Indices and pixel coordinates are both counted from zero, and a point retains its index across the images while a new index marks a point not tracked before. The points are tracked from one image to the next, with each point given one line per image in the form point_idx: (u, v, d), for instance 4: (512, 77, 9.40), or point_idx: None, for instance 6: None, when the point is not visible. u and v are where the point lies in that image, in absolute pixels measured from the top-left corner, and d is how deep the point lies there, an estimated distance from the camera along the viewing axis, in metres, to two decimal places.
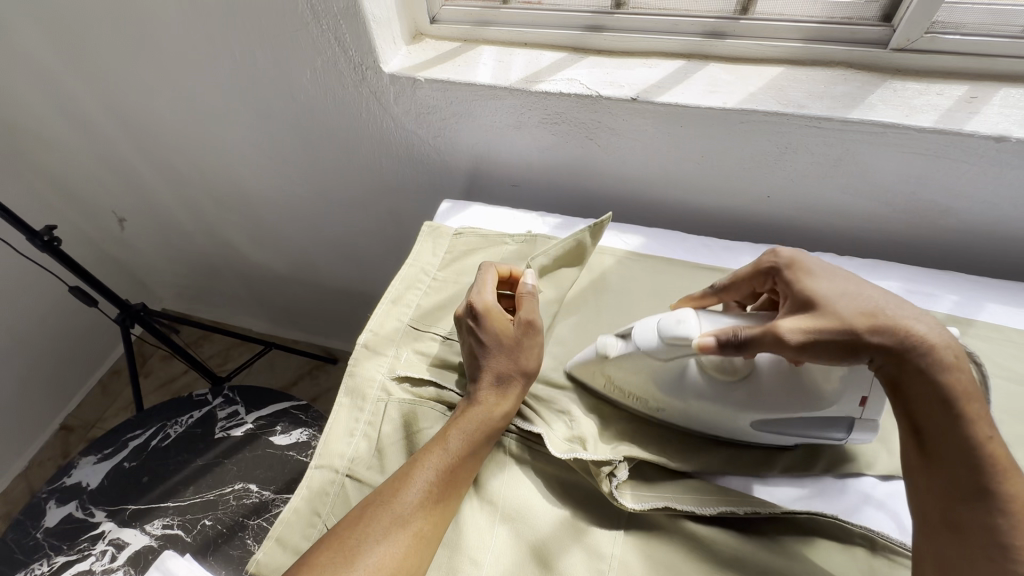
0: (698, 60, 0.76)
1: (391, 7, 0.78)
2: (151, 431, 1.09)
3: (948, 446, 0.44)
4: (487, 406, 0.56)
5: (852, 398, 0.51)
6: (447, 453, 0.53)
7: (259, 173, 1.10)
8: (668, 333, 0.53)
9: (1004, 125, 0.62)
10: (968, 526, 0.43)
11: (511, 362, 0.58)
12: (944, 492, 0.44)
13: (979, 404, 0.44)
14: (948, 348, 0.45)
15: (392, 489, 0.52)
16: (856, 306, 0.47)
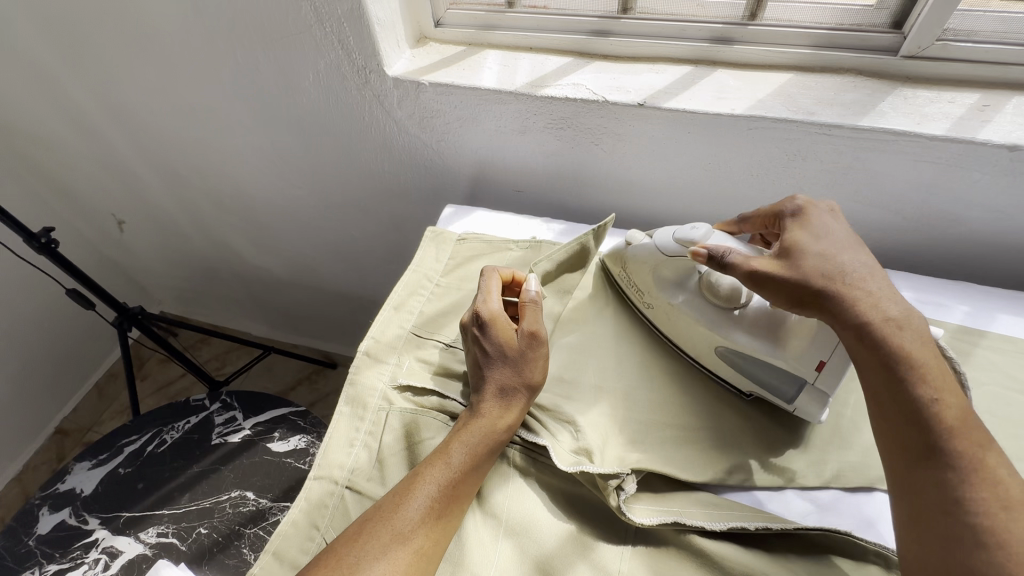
0: (705, 66, 0.75)
1: (396, 10, 0.78)
2: (147, 437, 1.07)
3: (896, 404, 0.46)
4: (489, 420, 0.55)
5: (809, 361, 0.54)
6: (449, 468, 0.52)
7: (260, 176, 1.09)
8: (681, 235, 0.60)
9: (1017, 133, 0.61)
10: (917, 480, 0.44)
11: (517, 374, 0.57)
12: (899, 448, 0.45)
13: (932, 365, 0.46)
14: (895, 312, 0.48)
15: (392, 503, 0.51)
16: (819, 260, 0.52)
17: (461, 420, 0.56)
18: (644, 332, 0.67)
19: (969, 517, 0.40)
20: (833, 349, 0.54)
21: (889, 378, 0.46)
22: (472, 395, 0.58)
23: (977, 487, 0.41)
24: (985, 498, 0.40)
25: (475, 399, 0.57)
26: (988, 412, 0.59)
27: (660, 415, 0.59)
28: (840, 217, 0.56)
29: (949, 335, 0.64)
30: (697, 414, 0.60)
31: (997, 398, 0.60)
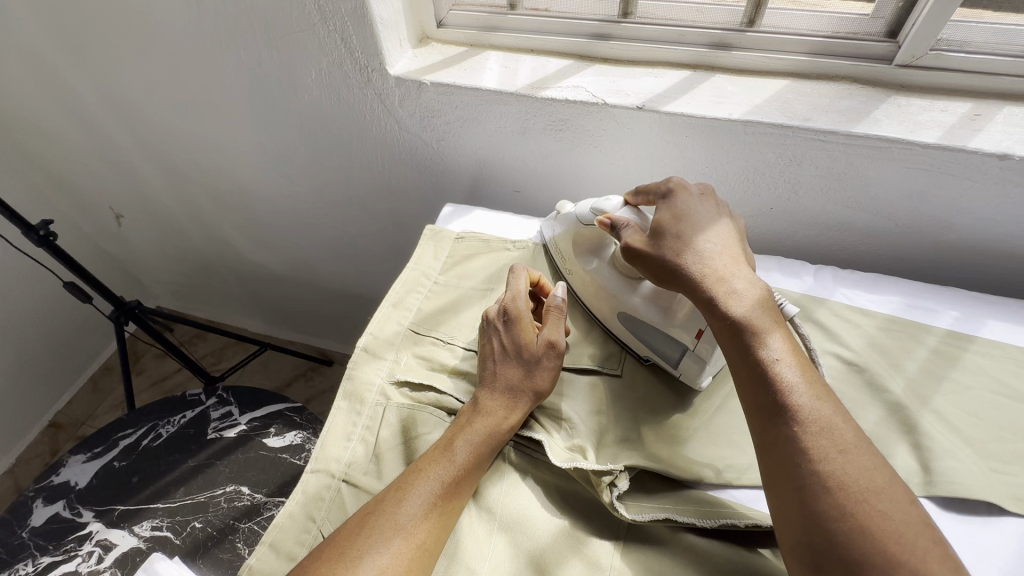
0: (704, 71, 0.76)
1: (399, 10, 0.78)
2: (142, 431, 1.08)
3: (745, 368, 0.50)
4: (493, 416, 0.56)
5: (688, 329, 0.58)
6: (453, 464, 0.53)
7: (259, 172, 1.10)
8: (597, 205, 0.66)
9: (1007, 143, 0.62)
10: (771, 437, 0.46)
11: (525, 374, 0.58)
12: (755, 413, 0.48)
13: (775, 329, 0.51)
14: (742, 280, 0.54)
15: (395, 497, 0.51)
16: (676, 237, 0.57)
17: (464, 413, 0.57)
18: None
19: (813, 464, 0.43)
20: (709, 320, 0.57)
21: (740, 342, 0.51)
22: (477, 389, 0.59)
23: (818, 434, 0.44)
24: (825, 444, 0.44)
25: (480, 394, 0.58)
26: (976, 416, 0.60)
27: (653, 414, 0.60)
28: (710, 199, 0.61)
29: (939, 340, 0.65)
30: (691, 414, 0.60)
31: (983, 401, 0.61)
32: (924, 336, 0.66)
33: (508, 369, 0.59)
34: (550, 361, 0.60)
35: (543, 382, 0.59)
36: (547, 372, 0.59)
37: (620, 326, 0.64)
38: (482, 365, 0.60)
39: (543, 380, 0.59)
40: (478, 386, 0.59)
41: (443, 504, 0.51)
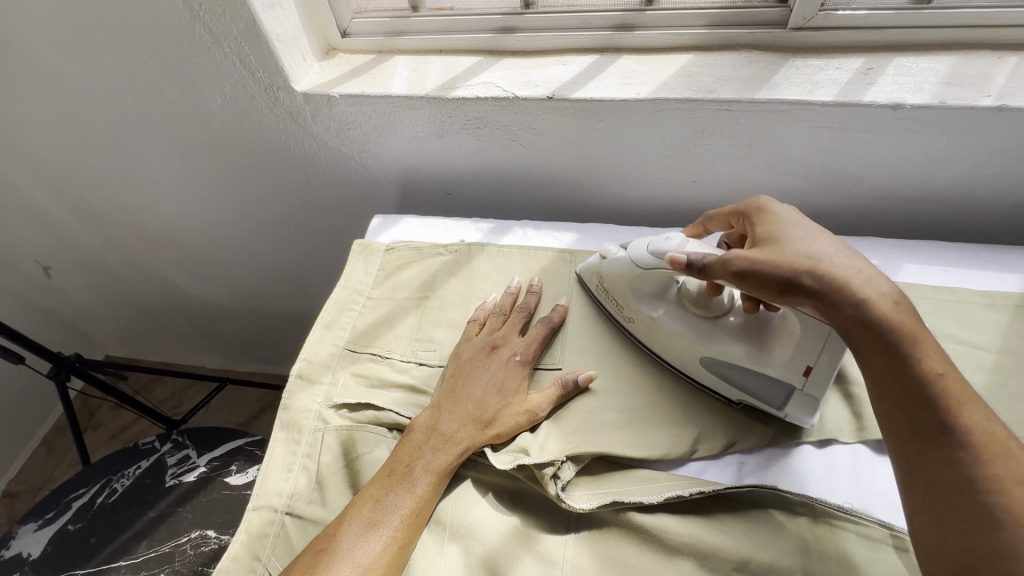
0: (610, 54, 0.77)
1: (296, 24, 0.76)
2: (95, 489, 1.03)
3: (945, 476, 0.38)
4: (453, 438, 0.55)
5: (795, 367, 0.53)
6: (404, 489, 0.52)
7: (184, 206, 1.06)
8: (655, 247, 0.59)
9: (898, 93, 0.65)
10: (925, 461, 0.40)
11: (495, 409, 0.57)
12: (904, 432, 0.41)
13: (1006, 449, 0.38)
14: (958, 384, 0.40)
15: (343, 530, 0.50)
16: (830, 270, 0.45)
17: (408, 427, 0.58)
18: (577, 320, 0.67)
19: (986, 497, 0.37)
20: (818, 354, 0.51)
21: (938, 449, 0.39)
22: (444, 405, 0.58)
23: (991, 462, 0.37)
24: (999, 473, 0.37)
25: (450, 411, 0.57)
26: None
27: (597, 399, 0.60)
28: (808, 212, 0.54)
29: None
30: (635, 392, 0.60)
31: None
32: None
33: (484, 402, 0.58)
34: (523, 405, 0.58)
35: (507, 433, 0.56)
36: (516, 427, 0.56)
37: (701, 370, 0.59)
38: (465, 385, 0.59)
39: (507, 432, 0.56)
40: (450, 405, 0.58)
41: (396, 527, 0.50)
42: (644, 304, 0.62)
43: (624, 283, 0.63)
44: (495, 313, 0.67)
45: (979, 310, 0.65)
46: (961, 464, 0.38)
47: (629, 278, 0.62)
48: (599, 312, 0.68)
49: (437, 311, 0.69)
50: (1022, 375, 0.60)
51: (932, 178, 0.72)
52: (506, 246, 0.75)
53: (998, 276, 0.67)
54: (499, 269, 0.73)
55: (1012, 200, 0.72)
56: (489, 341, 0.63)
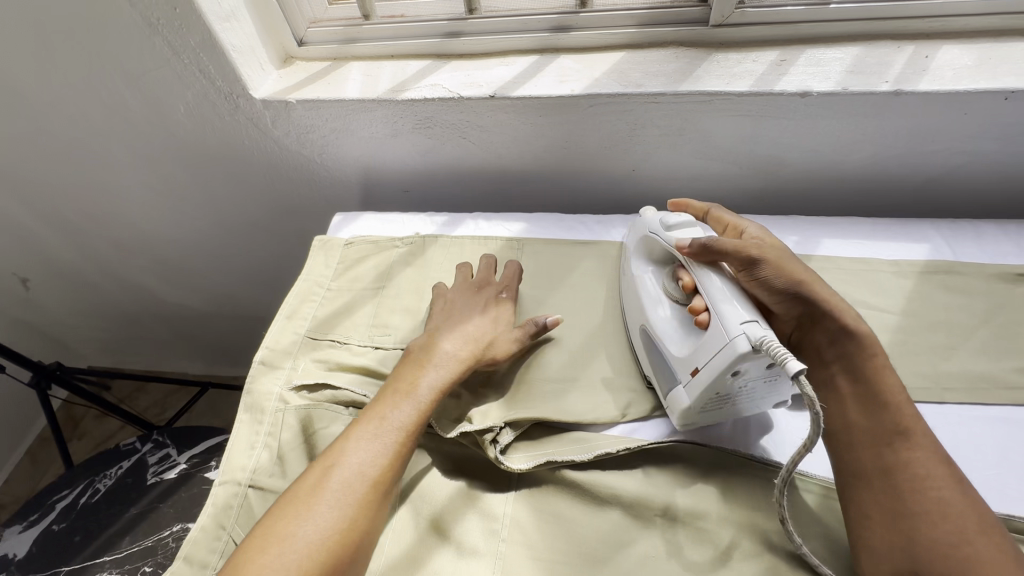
0: (550, 54, 0.82)
1: (252, 34, 0.80)
2: (78, 490, 1.06)
3: (897, 475, 0.48)
4: (450, 356, 0.62)
5: (688, 364, 0.55)
6: (411, 402, 0.57)
7: (156, 213, 1.09)
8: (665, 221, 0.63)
9: (807, 82, 0.70)
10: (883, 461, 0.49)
11: (483, 336, 0.64)
12: (869, 436, 0.51)
13: (940, 454, 0.49)
14: (905, 397, 0.52)
15: (350, 442, 0.54)
16: (827, 294, 0.56)
17: (406, 353, 0.63)
18: (523, 301, 0.73)
19: (936, 492, 0.47)
20: (704, 359, 0.52)
21: (894, 453, 0.49)
22: (436, 333, 0.65)
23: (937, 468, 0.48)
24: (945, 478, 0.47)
25: (443, 337, 0.64)
26: None
27: (537, 372, 0.65)
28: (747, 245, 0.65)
29: None
30: (572, 365, 0.66)
31: None
32: None
33: (472, 331, 0.65)
34: (499, 340, 0.65)
35: (491, 358, 0.64)
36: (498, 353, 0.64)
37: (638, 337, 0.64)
38: (454, 320, 0.66)
39: (492, 356, 0.64)
40: (444, 332, 0.64)
41: (399, 437, 0.55)
42: (636, 266, 0.67)
43: (636, 242, 0.68)
44: (467, 269, 0.73)
45: (887, 278, 0.71)
46: (911, 464, 0.48)
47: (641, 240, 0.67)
48: (542, 294, 0.73)
49: (393, 299, 0.74)
50: (922, 334, 0.66)
51: (847, 159, 0.78)
52: (459, 236, 0.80)
53: (907, 246, 0.74)
54: (451, 258, 0.78)
55: (922, 177, 0.79)
56: (469, 287, 0.70)
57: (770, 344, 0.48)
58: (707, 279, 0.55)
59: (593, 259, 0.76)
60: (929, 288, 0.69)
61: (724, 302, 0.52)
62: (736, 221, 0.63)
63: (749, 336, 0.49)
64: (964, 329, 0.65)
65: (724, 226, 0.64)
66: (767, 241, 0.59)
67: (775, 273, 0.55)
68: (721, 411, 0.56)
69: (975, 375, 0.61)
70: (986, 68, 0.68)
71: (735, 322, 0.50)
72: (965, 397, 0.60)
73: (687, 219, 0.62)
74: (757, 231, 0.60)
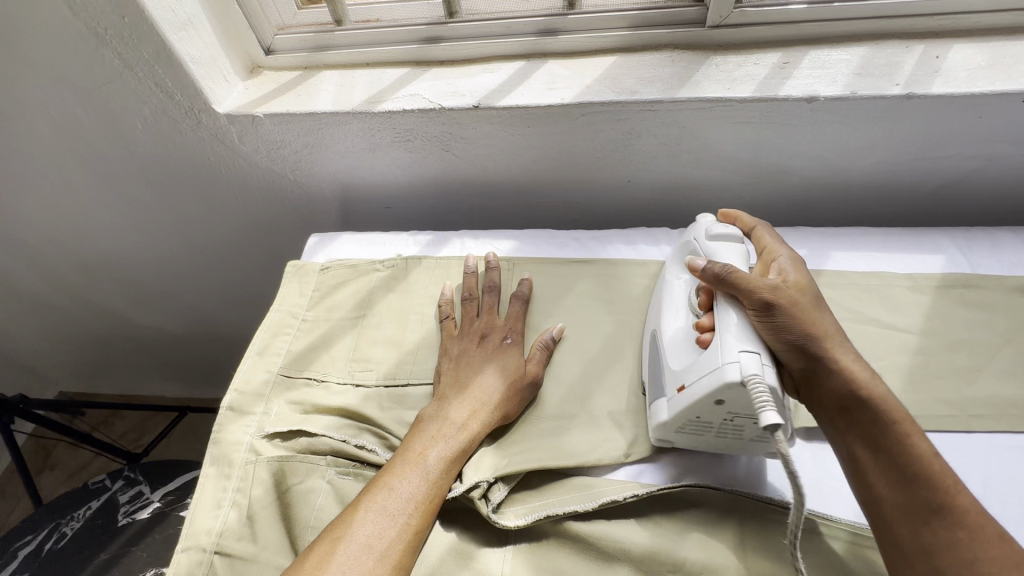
0: (537, 59, 0.77)
1: (213, 44, 0.74)
2: (43, 535, 0.92)
3: (940, 561, 0.41)
4: (462, 420, 0.55)
5: (676, 381, 0.52)
6: (422, 472, 0.51)
7: (120, 235, 1.02)
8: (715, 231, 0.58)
9: (813, 85, 0.66)
10: (916, 540, 0.42)
11: (500, 389, 0.58)
12: (899, 513, 0.43)
13: (985, 527, 0.41)
14: (940, 466, 0.44)
15: (357, 516, 0.48)
16: (840, 349, 0.48)
17: (417, 418, 0.57)
18: None
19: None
20: (694, 376, 0.49)
21: (932, 532, 0.41)
22: (449, 391, 0.58)
23: (982, 545, 0.40)
24: (995, 557, 0.40)
25: (454, 395, 0.57)
26: None
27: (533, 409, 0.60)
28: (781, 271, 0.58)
29: None
30: (570, 400, 0.60)
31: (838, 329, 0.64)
32: None
33: (487, 382, 0.58)
34: (524, 382, 0.59)
35: (511, 409, 0.58)
36: (518, 401, 0.58)
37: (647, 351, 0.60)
38: (467, 373, 0.59)
39: (512, 407, 0.58)
40: (456, 393, 0.58)
41: (411, 513, 0.49)
42: (670, 272, 0.62)
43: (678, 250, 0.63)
44: (470, 304, 0.67)
45: (903, 293, 0.66)
46: (953, 545, 0.41)
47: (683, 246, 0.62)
48: (536, 320, 0.68)
49: (375, 329, 0.68)
50: (943, 355, 0.61)
51: (854, 166, 0.74)
52: (444, 257, 0.74)
53: (921, 258, 0.69)
54: (436, 282, 0.72)
55: (933, 183, 0.75)
56: (478, 329, 0.64)
57: (755, 384, 0.44)
58: (723, 310, 0.50)
59: (588, 279, 0.71)
60: (947, 304, 0.65)
61: (732, 329, 0.48)
62: (773, 245, 0.57)
63: (742, 367, 0.45)
64: (987, 349, 0.61)
65: (762, 249, 0.58)
66: (792, 280, 0.52)
67: (791, 323, 0.48)
68: (705, 439, 0.52)
69: (1002, 399, 0.57)
70: (1002, 69, 0.64)
71: (735, 347, 0.47)
72: (993, 425, 0.56)
73: (732, 232, 0.58)
74: (790, 262, 0.54)
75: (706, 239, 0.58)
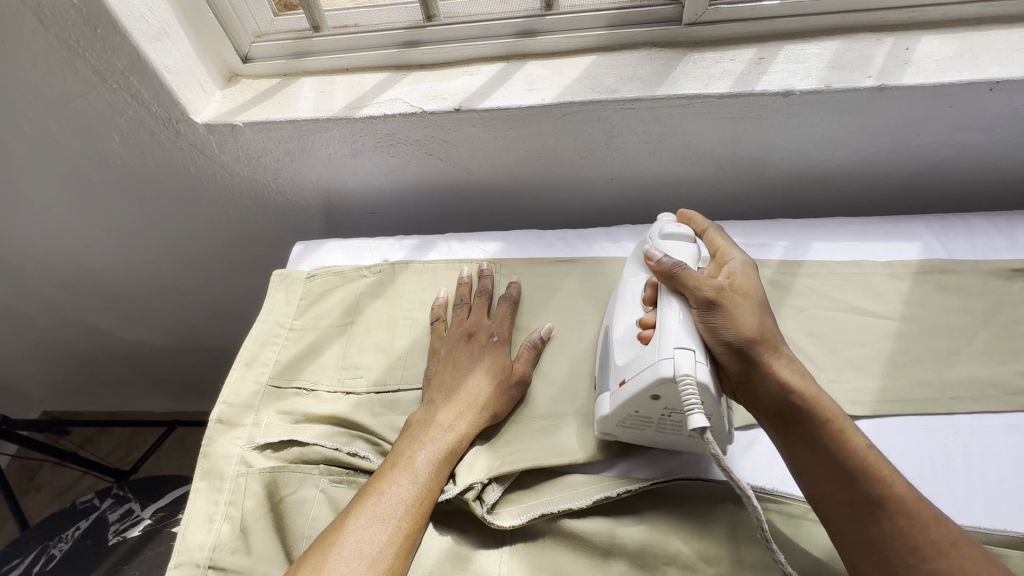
0: (516, 61, 0.77)
1: (189, 53, 0.73)
2: (30, 558, 0.90)
3: (887, 550, 0.42)
4: (449, 422, 0.55)
5: (616, 375, 0.53)
6: (412, 475, 0.51)
7: (100, 249, 1.00)
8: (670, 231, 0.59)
9: (789, 80, 0.67)
10: (864, 530, 0.43)
11: (486, 390, 0.58)
12: (843, 507, 0.44)
13: (926, 512, 0.42)
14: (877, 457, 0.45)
15: (348, 524, 0.48)
16: (774, 351, 0.50)
17: (406, 422, 0.57)
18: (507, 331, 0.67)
19: (931, 564, 0.40)
20: (631, 371, 0.50)
21: (876, 526, 0.43)
22: (437, 394, 0.58)
23: (926, 530, 0.42)
24: (938, 541, 0.41)
25: (442, 398, 0.58)
26: (813, 333, 0.64)
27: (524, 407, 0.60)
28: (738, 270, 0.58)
29: (774, 271, 0.69)
30: (563, 399, 0.61)
31: (820, 318, 0.66)
32: (761, 270, 0.70)
33: (472, 384, 0.58)
34: (512, 382, 0.59)
35: (498, 409, 0.58)
36: (506, 401, 0.59)
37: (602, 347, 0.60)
38: (454, 375, 0.60)
39: (498, 407, 0.58)
40: (443, 395, 0.58)
41: (403, 518, 0.49)
42: (627, 271, 0.62)
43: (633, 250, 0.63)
44: (458, 306, 0.68)
45: (882, 280, 0.68)
46: (897, 534, 0.42)
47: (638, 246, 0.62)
48: (525, 321, 0.68)
49: (364, 335, 0.68)
50: (922, 339, 0.63)
51: (831, 157, 0.75)
52: (431, 261, 0.74)
53: (898, 246, 0.71)
54: (424, 286, 0.72)
55: (907, 172, 0.76)
56: (464, 330, 0.64)
57: (686, 383, 0.46)
58: (667, 305, 0.52)
59: (575, 278, 0.71)
60: (925, 290, 0.67)
61: (669, 323, 0.50)
62: (725, 247, 0.58)
63: (676, 364, 0.47)
64: (964, 331, 0.63)
65: (714, 251, 0.59)
66: (739, 282, 0.53)
67: (729, 324, 0.49)
68: (646, 433, 0.53)
69: (981, 380, 0.59)
70: (969, 59, 0.65)
71: (671, 343, 0.48)
72: (974, 406, 0.57)
73: (684, 230, 0.59)
74: (740, 263, 0.55)
75: (659, 238, 0.59)
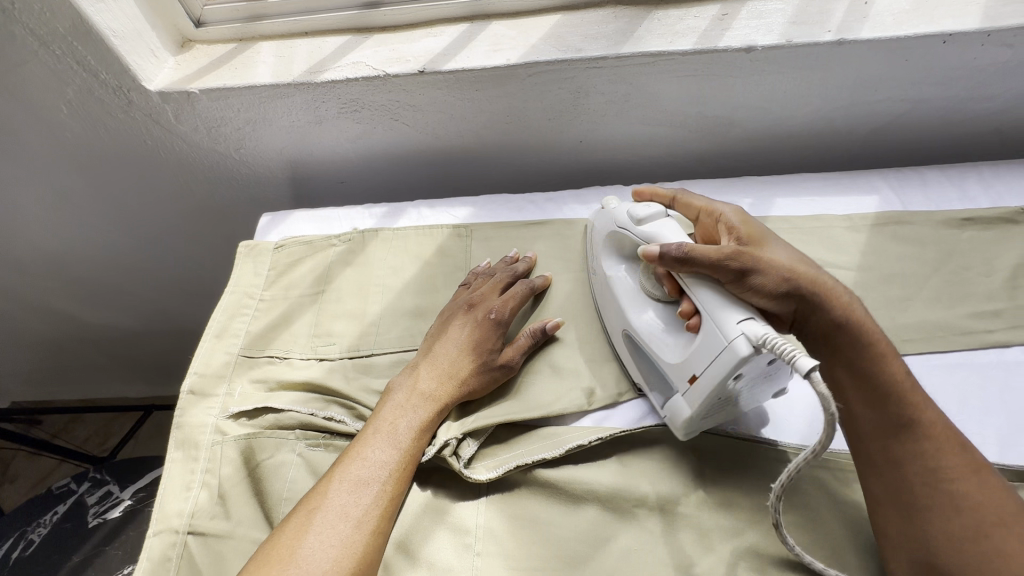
0: (480, 21, 0.75)
1: (136, 16, 0.69)
2: (8, 544, 0.87)
3: (908, 469, 0.46)
4: (432, 390, 0.56)
5: (683, 370, 0.50)
6: (395, 441, 0.52)
7: (56, 230, 0.97)
8: (634, 213, 0.57)
9: (751, 35, 0.67)
10: (896, 454, 0.46)
11: (470, 359, 0.58)
12: (878, 428, 0.48)
13: (952, 439, 0.46)
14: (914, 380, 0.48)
15: (331, 487, 0.49)
16: (819, 280, 0.50)
17: (387, 387, 0.58)
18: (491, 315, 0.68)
19: (946, 486, 0.45)
20: (702, 360, 0.48)
21: (904, 446, 0.46)
22: (423, 361, 0.59)
23: (952, 455, 0.45)
24: (961, 465, 0.45)
25: (427, 366, 0.58)
26: None
27: None
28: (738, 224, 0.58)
29: None
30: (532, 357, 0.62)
31: None
32: None
33: (455, 353, 0.59)
34: (494, 338, 0.60)
35: (483, 378, 0.58)
36: (491, 370, 0.58)
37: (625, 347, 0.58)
38: (439, 342, 0.60)
39: (483, 376, 0.58)
40: (427, 363, 0.58)
41: (386, 481, 0.50)
42: (608, 263, 0.62)
43: (604, 238, 0.63)
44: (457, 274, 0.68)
45: (842, 233, 0.70)
46: (924, 457, 0.46)
47: (609, 237, 0.62)
48: None
49: (335, 304, 0.68)
50: (879, 287, 0.66)
51: (794, 114, 0.76)
52: (402, 228, 0.74)
53: (857, 200, 0.73)
54: (395, 252, 0.72)
55: (867, 128, 0.78)
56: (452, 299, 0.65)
57: (769, 340, 0.43)
58: (698, 291, 0.49)
59: (547, 240, 0.72)
60: (882, 240, 0.69)
61: (710, 305, 0.48)
62: (707, 205, 0.59)
63: (748, 333, 0.44)
64: (918, 279, 0.66)
65: (697, 213, 0.60)
66: (744, 233, 0.53)
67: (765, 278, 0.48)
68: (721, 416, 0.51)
69: (931, 324, 0.62)
70: (924, 11, 0.66)
71: (732, 321, 0.46)
72: (924, 347, 0.60)
73: (656, 209, 0.57)
74: (734, 215, 0.55)
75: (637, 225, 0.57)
